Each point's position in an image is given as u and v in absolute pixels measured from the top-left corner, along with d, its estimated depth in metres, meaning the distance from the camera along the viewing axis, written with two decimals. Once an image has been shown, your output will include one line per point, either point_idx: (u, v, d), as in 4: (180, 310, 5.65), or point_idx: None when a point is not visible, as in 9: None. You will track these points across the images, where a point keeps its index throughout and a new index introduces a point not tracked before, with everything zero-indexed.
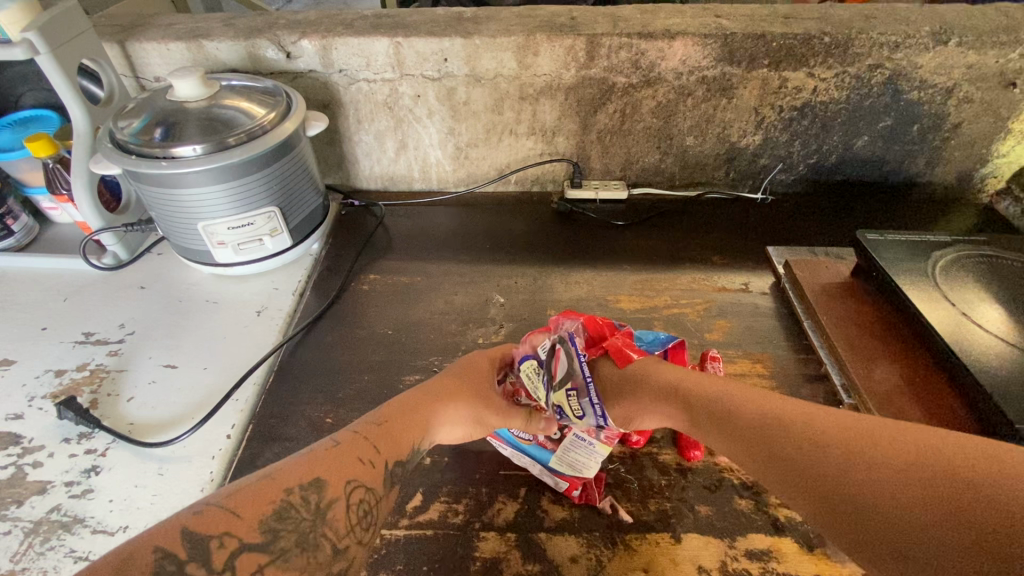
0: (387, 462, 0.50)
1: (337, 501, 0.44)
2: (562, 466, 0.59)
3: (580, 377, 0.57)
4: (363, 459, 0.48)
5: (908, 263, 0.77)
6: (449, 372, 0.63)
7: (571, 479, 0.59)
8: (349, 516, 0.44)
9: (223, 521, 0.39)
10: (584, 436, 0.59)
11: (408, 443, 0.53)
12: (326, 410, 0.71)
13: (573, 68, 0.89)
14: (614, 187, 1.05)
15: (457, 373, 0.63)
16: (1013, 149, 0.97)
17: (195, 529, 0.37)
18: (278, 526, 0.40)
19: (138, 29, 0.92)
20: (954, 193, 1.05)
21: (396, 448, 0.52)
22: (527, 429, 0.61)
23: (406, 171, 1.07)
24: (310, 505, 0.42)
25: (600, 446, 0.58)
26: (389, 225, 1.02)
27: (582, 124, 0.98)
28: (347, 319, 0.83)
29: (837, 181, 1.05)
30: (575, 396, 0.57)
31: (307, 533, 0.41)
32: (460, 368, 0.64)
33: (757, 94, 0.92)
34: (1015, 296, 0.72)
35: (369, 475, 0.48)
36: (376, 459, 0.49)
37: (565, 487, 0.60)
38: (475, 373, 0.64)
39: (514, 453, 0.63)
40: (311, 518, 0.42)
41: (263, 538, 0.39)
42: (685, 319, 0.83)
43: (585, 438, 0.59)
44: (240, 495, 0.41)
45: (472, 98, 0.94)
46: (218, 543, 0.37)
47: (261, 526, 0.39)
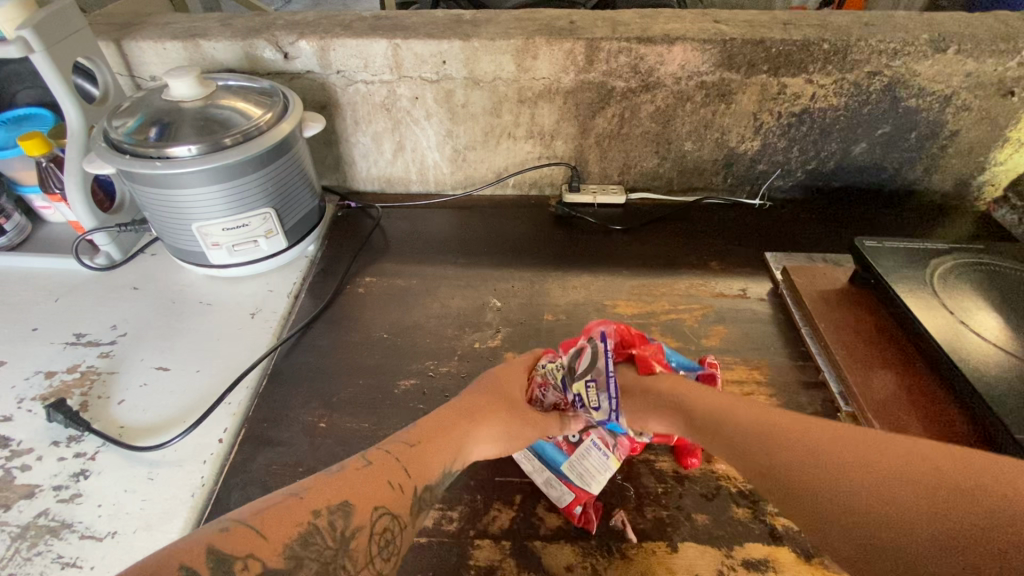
0: (417, 487, 0.49)
1: (361, 528, 0.43)
2: (571, 473, 0.60)
3: (603, 373, 0.62)
4: (391, 483, 0.48)
5: (905, 271, 0.76)
6: (478, 385, 0.63)
7: (578, 491, 0.59)
8: (369, 544, 0.43)
9: (248, 541, 0.38)
10: (599, 445, 0.62)
11: (437, 467, 0.52)
12: (320, 414, 0.70)
13: (571, 72, 0.89)
14: (612, 191, 1.05)
15: (478, 387, 0.62)
16: (1011, 157, 0.98)
17: (221, 548, 0.36)
18: (302, 552, 0.39)
19: (135, 27, 0.92)
20: (951, 201, 1.05)
21: (425, 472, 0.51)
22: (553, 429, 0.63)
23: (403, 173, 1.06)
24: (335, 532, 0.41)
25: (611, 461, 0.61)
26: (386, 227, 1.02)
27: (580, 128, 0.98)
28: (342, 322, 0.82)
29: (835, 187, 1.05)
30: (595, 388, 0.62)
31: (328, 563, 0.39)
32: (489, 380, 0.64)
33: (756, 100, 0.92)
34: (1013, 305, 0.72)
35: (395, 502, 0.47)
36: (404, 484, 0.48)
37: (568, 502, 0.58)
38: (504, 386, 0.64)
39: (524, 457, 0.63)
40: (336, 546, 0.40)
41: (286, 563, 0.38)
42: (683, 324, 0.83)
43: (598, 447, 0.62)
44: (267, 515, 0.40)
45: (470, 100, 0.94)
46: (241, 566, 0.36)
47: (285, 550, 0.38)
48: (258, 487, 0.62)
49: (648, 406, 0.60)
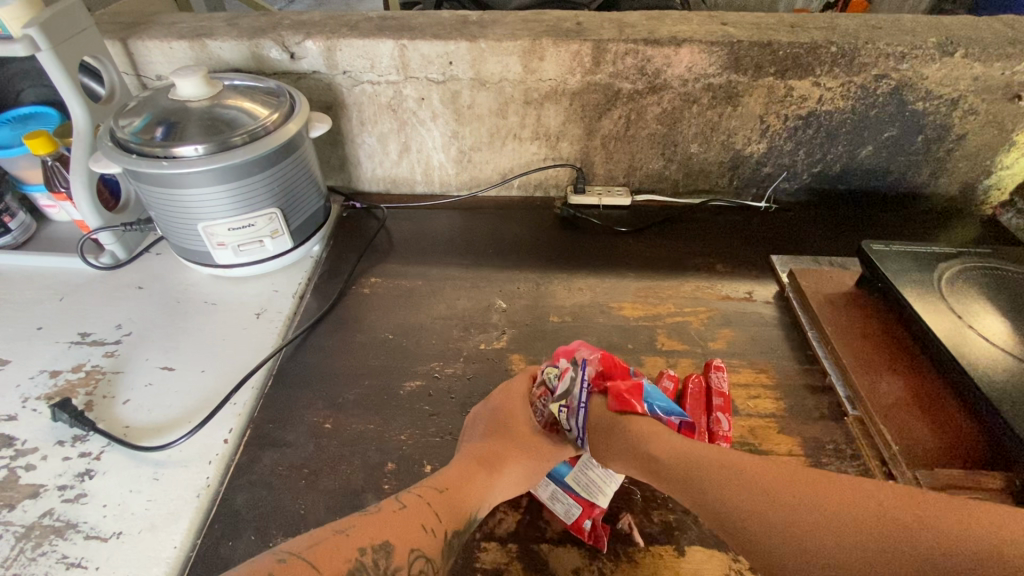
0: (447, 532, 0.49)
1: (400, 570, 0.43)
2: (576, 486, 0.59)
3: (575, 399, 0.64)
4: (425, 527, 0.47)
5: (913, 274, 0.76)
6: (489, 424, 0.62)
7: (585, 504, 0.57)
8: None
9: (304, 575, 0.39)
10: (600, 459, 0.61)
11: (466, 511, 0.53)
12: (326, 415, 0.70)
13: (578, 73, 0.89)
14: (617, 193, 1.05)
15: (487, 433, 0.62)
16: (1017, 161, 0.97)
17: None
18: None
19: (140, 26, 0.92)
20: (956, 205, 1.05)
21: (456, 517, 0.51)
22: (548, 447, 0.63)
23: (408, 174, 1.06)
24: (380, 571, 0.42)
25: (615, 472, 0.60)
26: (390, 228, 1.02)
27: (586, 129, 0.98)
28: (347, 323, 0.82)
29: (841, 190, 1.05)
30: (565, 412, 0.64)
31: None
32: (499, 417, 0.63)
33: (763, 103, 0.92)
34: (1021, 309, 0.72)
35: (429, 544, 0.47)
36: (436, 527, 0.48)
37: (576, 516, 0.57)
38: (514, 421, 0.63)
39: None
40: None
41: None
42: (689, 327, 0.82)
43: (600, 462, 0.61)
44: (318, 549, 0.41)
45: (476, 101, 0.94)
46: None
47: None
48: (263, 488, 0.62)
49: (614, 445, 0.59)
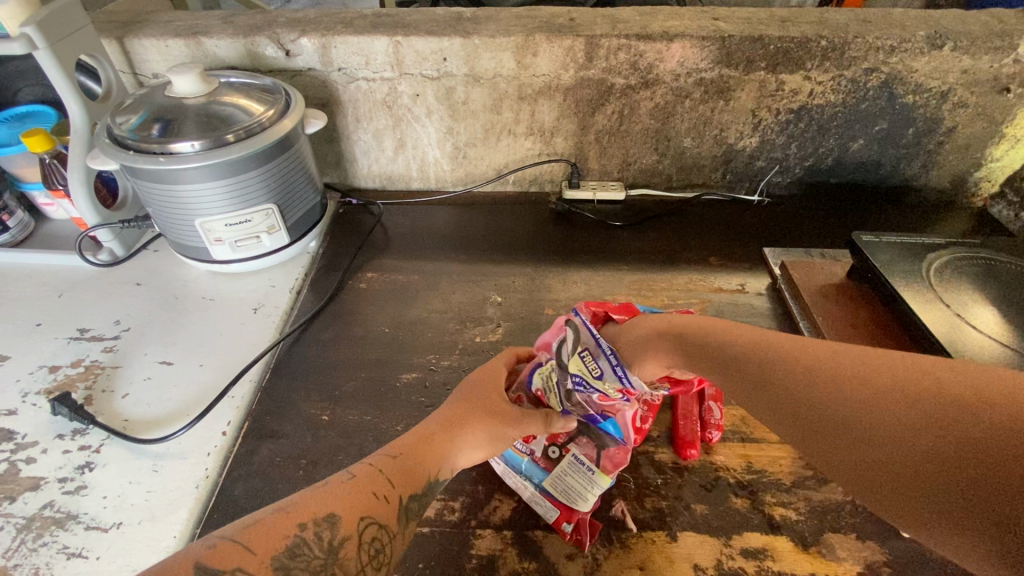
0: (403, 497, 0.48)
1: (349, 538, 0.42)
2: (555, 490, 0.58)
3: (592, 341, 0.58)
4: (377, 494, 0.47)
5: (902, 265, 0.77)
6: (456, 395, 0.61)
7: (563, 508, 0.57)
8: (359, 555, 0.42)
9: (235, 556, 0.37)
10: (583, 460, 0.60)
11: (423, 475, 0.51)
12: (323, 407, 0.70)
13: (571, 68, 0.90)
14: (611, 188, 1.06)
15: (456, 399, 0.60)
16: (1007, 153, 0.98)
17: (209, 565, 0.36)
18: (289, 562, 0.38)
19: (137, 25, 0.92)
20: (947, 197, 1.06)
21: (412, 482, 0.50)
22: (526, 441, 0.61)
23: (404, 170, 1.07)
24: (322, 542, 0.41)
25: (599, 476, 0.58)
26: (386, 223, 1.02)
27: (580, 125, 0.99)
28: (344, 317, 0.83)
29: (833, 184, 1.06)
30: (590, 356, 0.57)
31: (318, 573, 0.39)
32: (466, 390, 0.62)
33: (755, 97, 0.92)
34: (1009, 298, 0.73)
35: (383, 513, 0.46)
36: (390, 494, 0.47)
37: (556, 518, 0.57)
38: (480, 391, 0.61)
39: (506, 470, 0.61)
40: (323, 555, 0.40)
41: (274, 575, 0.37)
42: None
43: (583, 463, 0.59)
44: (251, 531, 0.39)
45: (470, 97, 0.95)
46: None
47: (273, 561, 0.38)
48: (261, 479, 0.63)
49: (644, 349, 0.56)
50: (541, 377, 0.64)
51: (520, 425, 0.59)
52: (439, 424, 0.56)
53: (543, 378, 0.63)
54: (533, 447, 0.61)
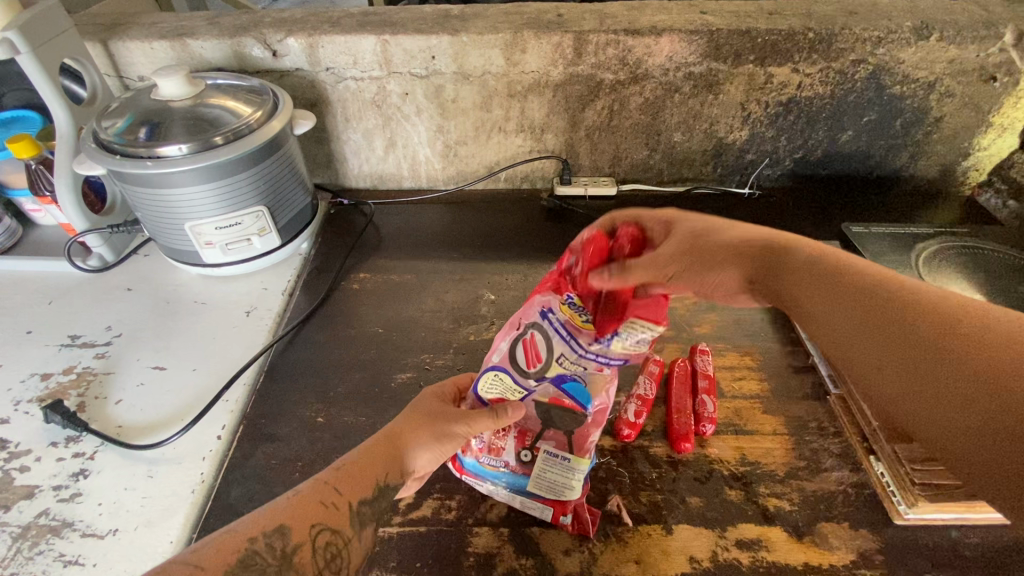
0: (352, 502, 0.49)
1: (302, 545, 0.45)
2: (542, 490, 0.57)
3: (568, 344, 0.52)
4: (325, 504, 0.48)
5: (891, 255, 0.78)
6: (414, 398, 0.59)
7: (555, 504, 0.57)
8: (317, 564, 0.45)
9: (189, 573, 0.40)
10: (557, 453, 0.57)
11: (374, 479, 0.51)
12: (317, 409, 0.70)
13: (560, 65, 0.90)
14: (603, 183, 1.06)
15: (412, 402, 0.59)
16: (994, 142, 0.99)
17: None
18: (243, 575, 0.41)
19: (121, 27, 0.91)
20: (936, 186, 1.07)
21: (361, 486, 0.50)
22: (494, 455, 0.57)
23: (395, 169, 1.07)
24: (274, 551, 0.44)
25: (576, 462, 0.57)
26: (378, 223, 1.02)
27: (570, 121, 0.99)
28: (337, 318, 0.83)
29: (823, 175, 1.06)
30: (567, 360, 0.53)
31: None
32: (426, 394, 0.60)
33: (743, 90, 0.93)
34: (996, 287, 0.74)
35: (337, 519, 0.48)
36: (338, 501, 0.49)
37: (552, 515, 0.57)
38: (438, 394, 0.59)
39: (491, 487, 0.59)
40: (276, 564, 0.43)
41: None
42: (675, 313, 0.83)
43: (557, 455, 0.57)
44: (208, 549, 0.43)
45: (459, 95, 0.94)
46: None
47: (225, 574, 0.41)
48: (257, 482, 0.63)
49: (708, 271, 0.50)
50: (491, 386, 0.57)
51: (470, 423, 0.55)
52: (387, 432, 0.55)
53: (496, 387, 0.56)
54: (506, 459, 0.58)
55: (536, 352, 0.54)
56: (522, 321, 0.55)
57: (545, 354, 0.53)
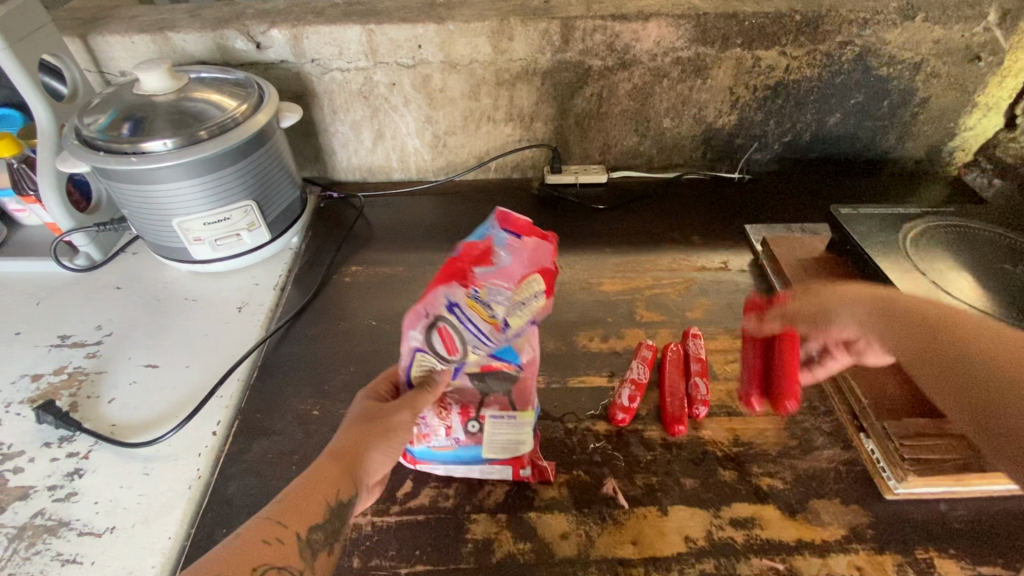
0: (299, 532, 0.47)
1: None
2: (495, 453, 0.58)
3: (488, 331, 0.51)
4: (268, 540, 0.45)
5: (880, 236, 0.78)
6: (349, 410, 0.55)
7: (512, 461, 0.59)
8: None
9: None
10: (500, 414, 0.58)
11: (318, 505, 0.49)
12: (313, 403, 0.70)
13: (548, 52, 0.89)
14: (593, 171, 1.06)
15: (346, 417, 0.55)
16: (979, 121, 1.00)
17: None
18: None
19: (101, 22, 0.90)
20: (923, 167, 1.08)
21: (306, 515, 0.48)
22: (441, 438, 0.58)
23: (384, 161, 1.06)
24: None
25: (520, 416, 0.58)
26: (369, 216, 1.02)
27: (559, 109, 0.98)
28: (330, 311, 0.83)
29: (811, 158, 1.07)
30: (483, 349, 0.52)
31: None
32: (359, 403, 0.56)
33: (731, 74, 0.93)
34: (983, 265, 0.75)
35: (283, 555, 0.45)
36: (284, 535, 0.46)
37: (512, 471, 0.60)
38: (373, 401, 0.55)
39: (448, 468, 0.60)
40: None
41: None
42: (667, 299, 0.83)
43: (501, 416, 0.58)
44: None
45: (447, 85, 0.94)
46: None
47: None
48: (255, 476, 0.63)
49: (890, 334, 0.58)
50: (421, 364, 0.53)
51: (416, 411, 0.53)
52: (333, 453, 0.52)
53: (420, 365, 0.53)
54: (450, 435, 0.58)
55: (454, 343, 0.50)
56: (427, 310, 0.50)
57: (462, 346, 0.51)
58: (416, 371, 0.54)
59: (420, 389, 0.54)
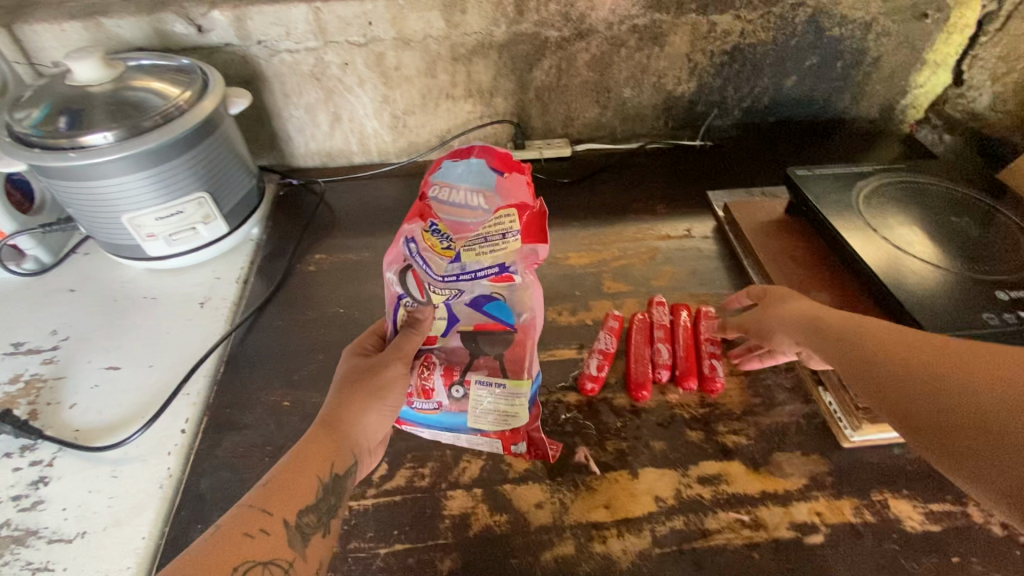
0: (286, 518, 0.46)
1: None
2: (484, 424, 0.59)
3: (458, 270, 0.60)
4: (255, 533, 0.44)
5: (834, 195, 0.80)
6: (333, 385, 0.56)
7: (504, 435, 0.60)
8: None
9: None
10: (487, 381, 0.59)
11: (309, 484, 0.49)
12: (283, 394, 0.70)
13: (503, 24, 0.88)
14: (557, 145, 1.05)
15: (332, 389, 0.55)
16: (929, 78, 1.02)
17: None
18: None
19: (26, 8, 0.84)
20: (878, 126, 1.10)
21: (295, 500, 0.47)
22: (429, 400, 0.59)
23: (343, 144, 1.03)
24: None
25: (512, 386, 0.59)
26: (331, 202, 0.99)
27: (519, 83, 0.97)
28: (296, 301, 0.81)
29: (771, 122, 1.08)
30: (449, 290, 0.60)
31: None
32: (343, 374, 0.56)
33: (688, 41, 0.93)
34: (931, 218, 0.78)
35: (268, 548, 0.44)
36: (270, 526, 0.45)
37: (501, 444, 0.60)
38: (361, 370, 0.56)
39: (433, 433, 0.61)
40: None
41: None
42: (633, 269, 0.84)
43: (489, 383, 0.59)
44: None
45: (402, 62, 0.91)
46: None
47: None
48: (227, 471, 0.63)
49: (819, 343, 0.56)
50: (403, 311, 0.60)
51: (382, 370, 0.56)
52: (324, 422, 0.52)
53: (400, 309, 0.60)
54: (438, 399, 0.59)
55: (420, 283, 0.60)
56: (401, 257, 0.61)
57: (426, 283, 0.59)
58: (400, 318, 0.60)
59: (404, 332, 0.58)
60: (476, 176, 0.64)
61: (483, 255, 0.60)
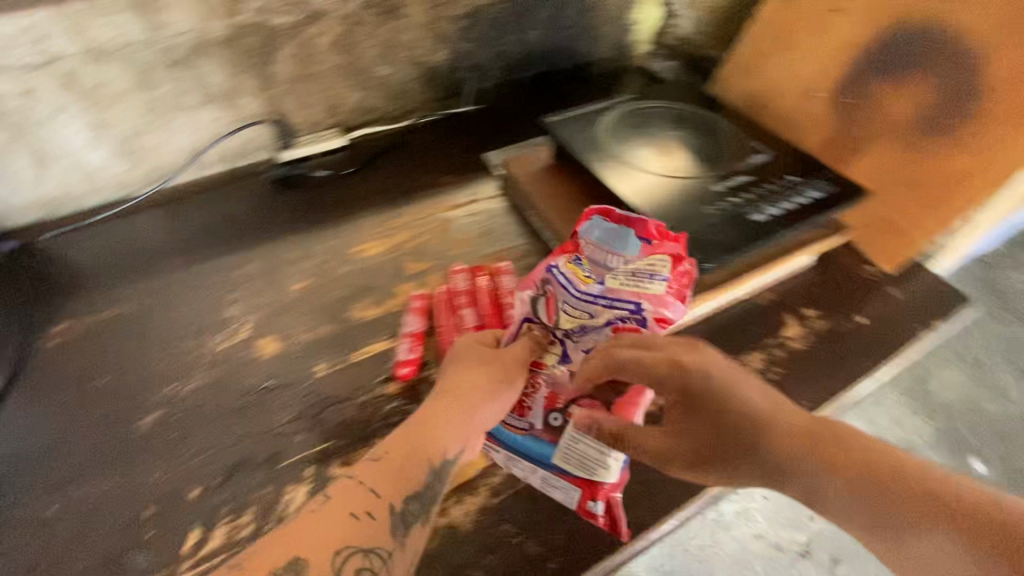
0: (391, 503, 0.48)
1: None
2: (569, 464, 0.60)
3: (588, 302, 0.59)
4: (355, 515, 0.46)
5: (582, 131, 0.89)
6: (446, 365, 0.62)
7: (584, 487, 0.60)
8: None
9: None
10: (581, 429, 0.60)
11: (416, 470, 0.51)
12: (47, 502, 0.58)
13: (218, 17, 0.78)
14: (327, 137, 1.00)
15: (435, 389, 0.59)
16: (642, 14, 1.17)
17: None
18: None
19: None
20: (618, 63, 1.23)
21: (401, 482, 0.50)
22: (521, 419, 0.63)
23: (62, 187, 0.85)
24: None
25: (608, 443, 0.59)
26: (65, 258, 0.83)
27: (262, 78, 0.88)
28: (40, 389, 0.67)
29: (528, 76, 1.14)
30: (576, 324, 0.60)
31: None
32: (454, 354, 0.63)
33: (425, 9, 0.93)
34: (658, 135, 0.90)
35: (369, 535, 0.45)
36: (375, 510, 0.47)
37: (576, 497, 0.61)
38: (465, 352, 0.62)
39: (510, 456, 0.63)
40: None
41: None
42: (428, 245, 0.86)
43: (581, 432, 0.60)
44: None
45: (104, 78, 0.77)
46: None
47: None
48: None
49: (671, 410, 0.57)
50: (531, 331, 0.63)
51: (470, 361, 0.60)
52: (443, 392, 0.58)
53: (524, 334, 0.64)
54: (531, 420, 0.63)
55: (552, 309, 0.61)
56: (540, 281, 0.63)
57: (557, 313, 0.61)
58: (523, 334, 0.64)
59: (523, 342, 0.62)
60: (614, 236, 0.64)
61: (626, 286, 0.59)
